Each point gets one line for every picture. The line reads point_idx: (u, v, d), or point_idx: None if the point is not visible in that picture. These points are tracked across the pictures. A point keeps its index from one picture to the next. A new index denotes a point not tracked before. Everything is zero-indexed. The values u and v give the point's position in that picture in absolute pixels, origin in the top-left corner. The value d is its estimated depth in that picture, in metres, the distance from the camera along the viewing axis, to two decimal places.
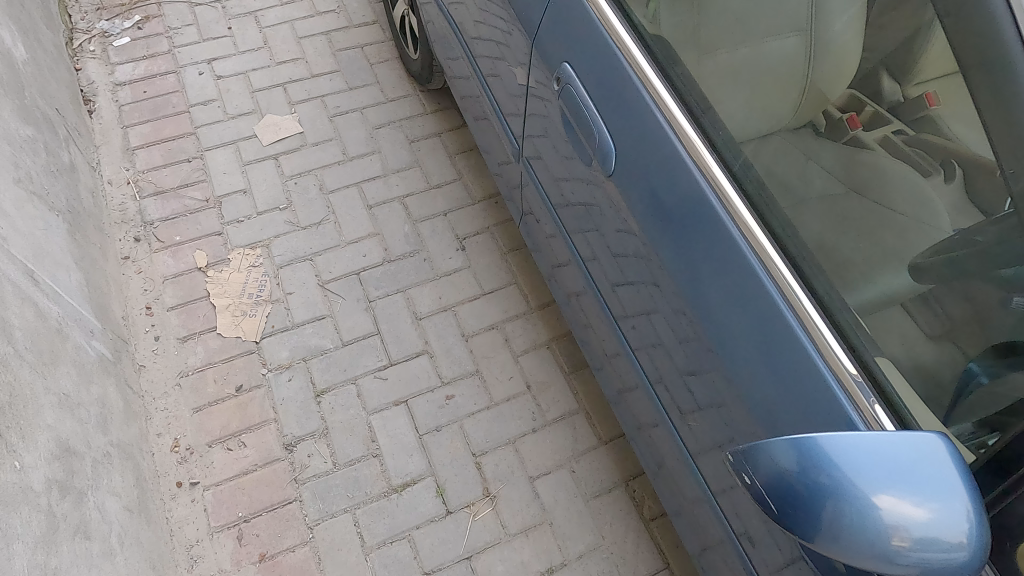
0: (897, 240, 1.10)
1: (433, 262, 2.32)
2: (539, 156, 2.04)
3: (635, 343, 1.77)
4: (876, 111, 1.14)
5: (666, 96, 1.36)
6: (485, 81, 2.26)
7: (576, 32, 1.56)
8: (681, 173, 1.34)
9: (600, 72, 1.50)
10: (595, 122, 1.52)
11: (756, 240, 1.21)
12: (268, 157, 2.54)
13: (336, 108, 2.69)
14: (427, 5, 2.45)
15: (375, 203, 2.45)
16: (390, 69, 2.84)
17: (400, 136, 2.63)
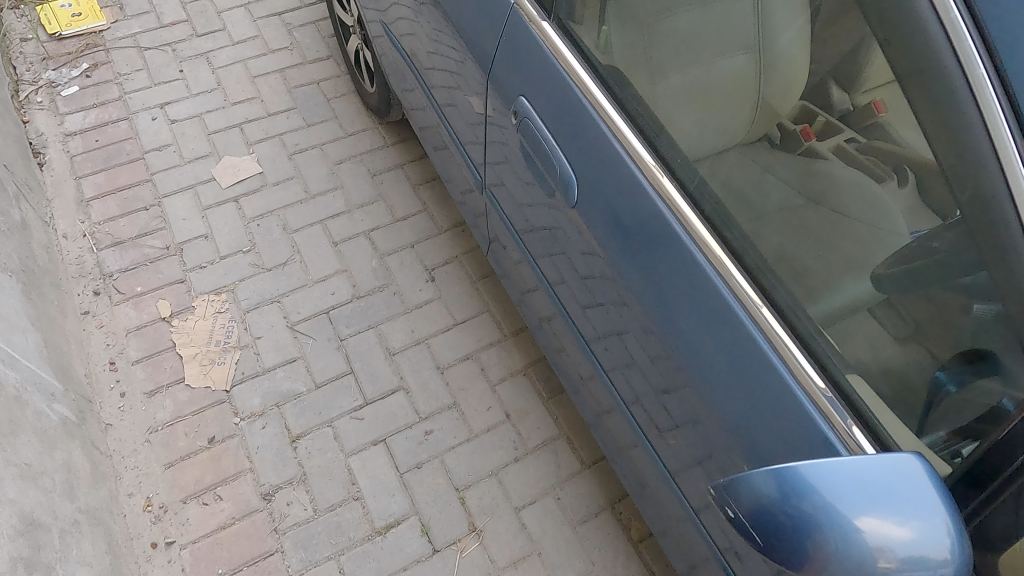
0: (857, 247, 1.14)
1: (402, 295, 2.30)
2: (501, 183, 2.04)
3: (609, 365, 1.77)
4: (828, 121, 1.19)
5: (618, 120, 1.38)
6: (441, 111, 2.26)
7: (529, 62, 1.57)
8: (639, 195, 1.35)
9: (554, 100, 1.51)
10: (553, 150, 1.53)
11: (720, 263, 1.22)
12: (228, 200, 2.50)
13: (295, 145, 2.67)
14: (380, 37, 2.45)
15: (340, 240, 2.42)
16: (348, 104, 2.83)
17: (362, 171, 2.61)
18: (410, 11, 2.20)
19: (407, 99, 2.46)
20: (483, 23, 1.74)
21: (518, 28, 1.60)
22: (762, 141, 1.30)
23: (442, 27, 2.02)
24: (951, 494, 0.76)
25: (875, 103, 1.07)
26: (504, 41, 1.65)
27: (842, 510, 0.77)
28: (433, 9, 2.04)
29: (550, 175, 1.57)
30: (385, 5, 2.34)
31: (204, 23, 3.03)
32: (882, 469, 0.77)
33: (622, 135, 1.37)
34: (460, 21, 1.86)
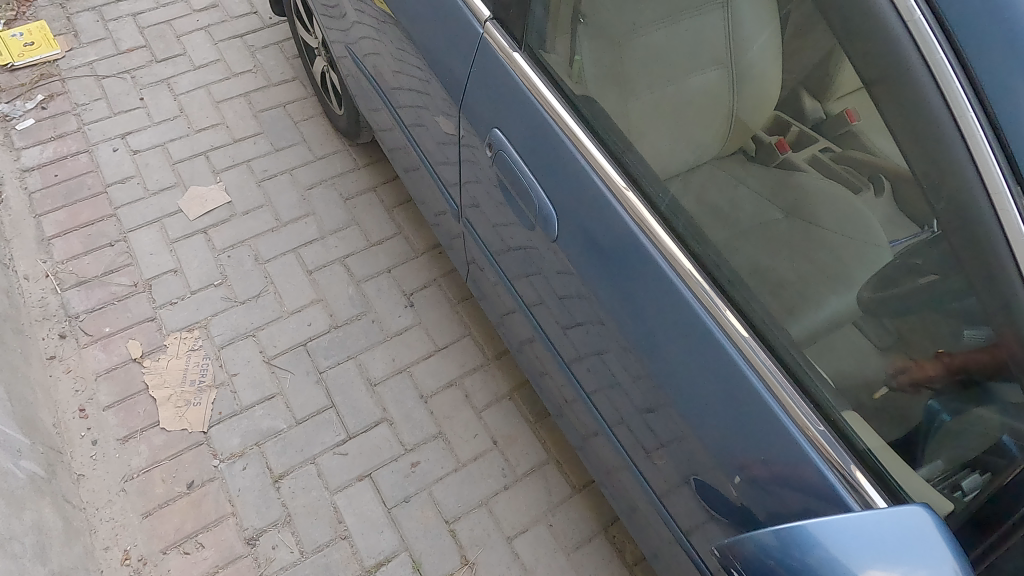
0: (830, 257, 1.11)
1: (381, 322, 2.26)
2: (475, 204, 2.00)
3: (592, 387, 1.75)
4: (801, 130, 1.13)
5: (586, 142, 1.36)
6: (410, 132, 2.22)
7: (494, 88, 1.56)
8: (611, 218, 1.33)
9: (523, 126, 1.48)
10: (524, 176, 1.50)
11: (699, 289, 1.20)
12: (196, 232, 2.43)
13: (264, 172, 2.60)
14: (344, 57, 2.40)
15: (315, 268, 2.37)
16: (316, 126, 2.77)
17: (333, 195, 2.56)
18: (373, 30, 2.15)
19: (375, 119, 2.41)
20: (447, 46, 1.70)
21: (482, 51, 1.58)
22: (737, 154, 1.23)
23: (405, 47, 1.98)
24: (960, 543, 0.73)
25: (846, 113, 0.99)
26: (470, 66, 1.62)
27: (850, 564, 0.77)
28: (395, 28, 2.00)
29: (525, 203, 1.55)
30: (346, 24, 2.29)
31: (163, 48, 2.95)
32: (882, 519, 0.77)
33: (591, 157, 1.35)
34: (423, 42, 1.82)
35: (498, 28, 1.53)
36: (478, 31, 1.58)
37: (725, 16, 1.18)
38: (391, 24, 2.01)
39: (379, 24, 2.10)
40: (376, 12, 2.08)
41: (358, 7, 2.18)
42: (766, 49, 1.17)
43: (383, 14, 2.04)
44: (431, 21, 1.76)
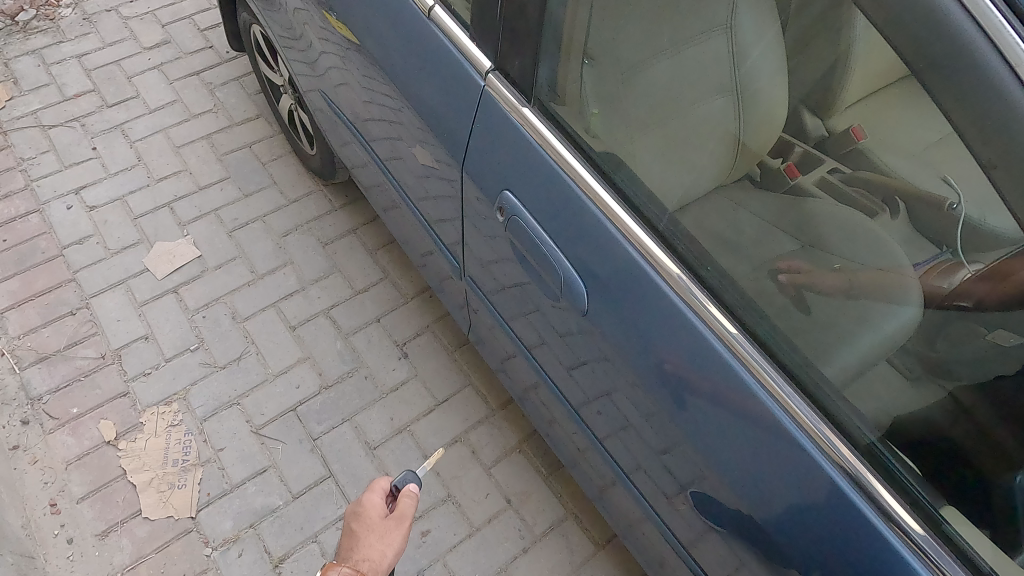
0: (835, 279, 1.07)
1: (375, 378, 2.12)
2: (462, 241, 1.87)
3: (603, 433, 1.63)
4: (807, 151, 1.10)
5: (620, 211, 1.22)
6: (385, 166, 2.08)
7: (495, 140, 1.41)
8: (652, 293, 1.21)
9: (540, 190, 1.34)
10: (543, 243, 1.36)
11: (737, 348, 1.11)
12: (166, 292, 2.25)
13: (234, 221, 2.43)
14: (311, 91, 2.24)
15: (298, 322, 2.21)
16: (286, 166, 2.61)
17: (312, 241, 2.40)
18: (338, 58, 1.99)
19: (346, 155, 2.26)
20: (426, 80, 1.56)
21: (467, 85, 1.44)
22: (741, 181, 1.17)
23: (376, 78, 1.82)
24: None
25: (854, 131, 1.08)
26: (456, 105, 1.49)
27: None
28: (361, 57, 1.84)
29: (543, 270, 1.41)
30: (310, 54, 2.13)
31: (113, 91, 2.75)
32: None
33: (625, 227, 1.22)
34: (394, 72, 1.68)
35: (496, 74, 1.37)
36: (480, 83, 1.40)
37: (729, 39, 1.11)
38: (355, 51, 1.86)
39: (343, 51, 1.94)
40: (339, 39, 1.93)
41: (320, 34, 2.02)
42: (771, 73, 1.12)
43: (346, 41, 1.89)
44: (405, 51, 1.61)
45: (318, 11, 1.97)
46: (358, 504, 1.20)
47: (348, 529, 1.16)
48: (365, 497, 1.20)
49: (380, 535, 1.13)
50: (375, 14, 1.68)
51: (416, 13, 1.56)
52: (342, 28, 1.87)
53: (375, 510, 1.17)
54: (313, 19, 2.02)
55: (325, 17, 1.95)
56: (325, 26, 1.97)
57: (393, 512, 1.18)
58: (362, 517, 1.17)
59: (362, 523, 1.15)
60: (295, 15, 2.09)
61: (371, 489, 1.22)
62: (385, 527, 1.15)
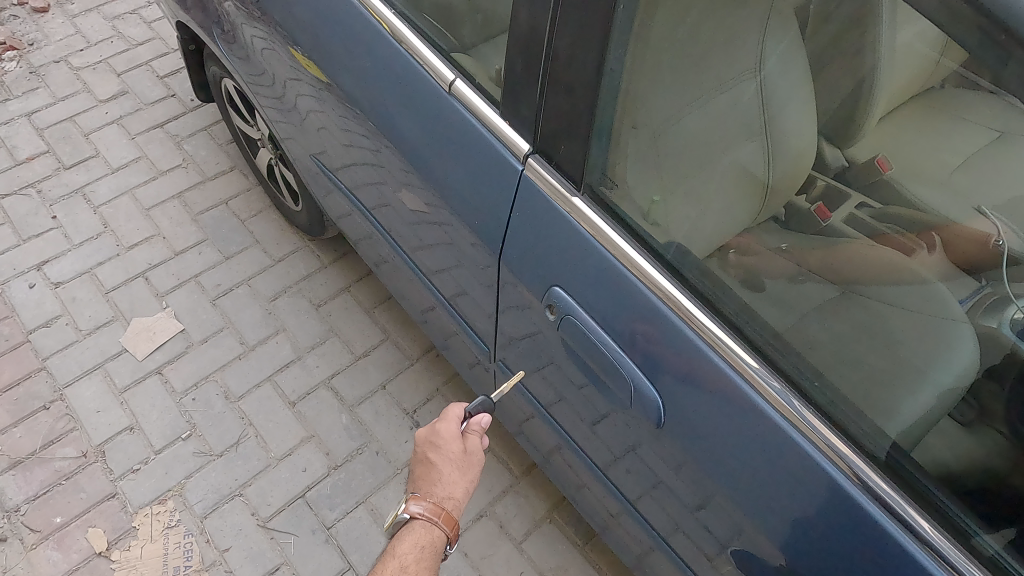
0: (890, 328, 1.03)
1: (387, 452, 1.97)
2: (462, 291, 1.69)
3: (635, 490, 1.50)
4: (830, 186, 1.15)
5: (703, 316, 1.08)
6: (369, 212, 1.91)
7: (534, 226, 1.26)
8: (748, 407, 1.06)
9: (601, 287, 1.19)
10: (607, 348, 1.21)
11: (809, 429, 1.00)
12: (148, 373, 2.07)
13: (216, 287, 2.25)
14: (289, 139, 2.07)
15: (297, 398, 2.05)
16: (267, 221, 2.44)
17: (303, 304, 2.24)
18: (314, 100, 1.81)
19: (330, 206, 2.09)
20: (436, 146, 1.40)
21: (489, 157, 1.29)
22: (770, 222, 1.15)
23: (357, 121, 1.65)
24: None
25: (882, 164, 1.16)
26: (480, 180, 1.33)
27: None
28: (339, 102, 1.67)
29: (603, 371, 1.26)
30: (284, 99, 1.95)
31: (70, 151, 2.54)
32: None
33: (709, 333, 1.07)
34: (382, 118, 1.51)
35: (535, 157, 1.21)
36: (519, 168, 1.24)
37: (758, 84, 1.04)
38: (326, 90, 1.70)
39: (317, 93, 1.77)
40: (311, 79, 1.75)
41: (292, 76, 1.84)
42: (795, 109, 1.09)
43: (317, 81, 1.72)
44: (407, 108, 1.44)
45: (284, 48, 1.78)
46: (432, 434, 1.26)
47: (424, 458, 1.25)
48: (438, 428, 1.26)
49: (457, 471, 1.23)
50: (363, 60, 1.52)
51: (427, 76, 1.38)
52: (311, 65, 1.69)
53: (449, 444, 1.25)
54: (281, 58, 1.83)
55: (292, 55, 1.77)
56: (294, 66, 1.79)
57: (466, 448, 1.25)
58: (438, 449, 1.25)
59: (439, 459, 1.23)
60: (261, 54, 1.91)
61: (442, 420, 1.29)
62: (460, 464, 1.23)
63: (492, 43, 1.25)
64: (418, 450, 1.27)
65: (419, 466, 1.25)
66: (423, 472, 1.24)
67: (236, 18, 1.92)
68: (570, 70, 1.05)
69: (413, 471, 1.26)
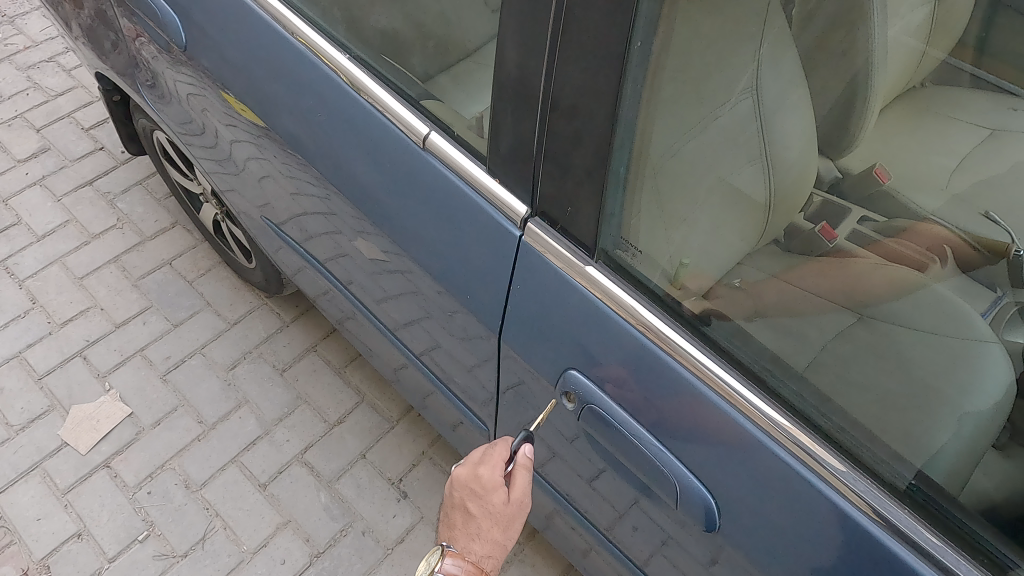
0: (918, 355, 0.92)
1: (374, 530, 1.78)
2: (432, 346, 1.47)
3: (644, 550, 1.29)
4: (827, 201, 1.00)
5: (764, 406, 0.90)
6: (324, 267, 1.73)
7: (541, 302, 1.07)
8: (831, 515, 0.88)
9: (634, 375, 1.00)
10: (643, 443, 1.03)
11: (860, 498, 0.86)
12: (95, 468, 1.84)
13: (166, 360, 2.03)
14: (230, 191, 1.87)
15: (268, 479, 1.84)
16: (217, 280, 2.22)
17: (266, 370, 2.03)
18: (254, 148, 1.62)
19: (283, 260, 1.89)
20: (407, 204, 1.22)
21: (476, 220, 1.11)
22: (768, 245, 1.01)
23: (307, 171, 1.46)
24: None
25: (878, 172, 1.04)
26: (465, 244, 1.14)
27: None
28: (286, 152, 1.48)
29: (632, 463, 1.08)
30: (220, 149, 1.76)
31: None
32: None
33: (773, 426, 0.90)
34: (339, 168, 1.33)
35: (535, 221, 1.03)
36: (516, 235, 1.06)
37: (756, 101, 0.90)
38: (266, 136, 1.51)
39: (256, 139, 1.58)
40: (247, 124, 1.55)
41: (227, 123, 1.64)
42: (790, 126, 0.95)
43: (253, 125, 1.53)
44: (371, 161, 1.25)
45: (215, 93, 1.58)
46: (471, 478, 1.02)
47: (461, 504, 1.02)
48: (479, 473, 1.02)
49: (499, 526, 0.99)
50: (309, 100, 1.33)
51: (394, 129, 1.19)
52: (246, 110, 1.50)
53: (490, 495, 1.00)
54: (212, 103, 1.63)
55: (224, 99, 1.57)
56: (229, 112, 1.59)
57: (510, 498, 1.00)
58: (478, 497, 1.01)
59: (478, 511, 1.00)
60: (189, 100, 1.71)
61: (484, 461, 1.03)
62: (503, 519, 1.00)
63: (469, 59, 1.09)
64: (455, 495, 1.03)
65: (456, 513, 1.03)
66: (460, 523, 1.02)
67: (156, 62, 1.72)
68: (543, 84, 0.89)
69: (449, 516, 1.04)
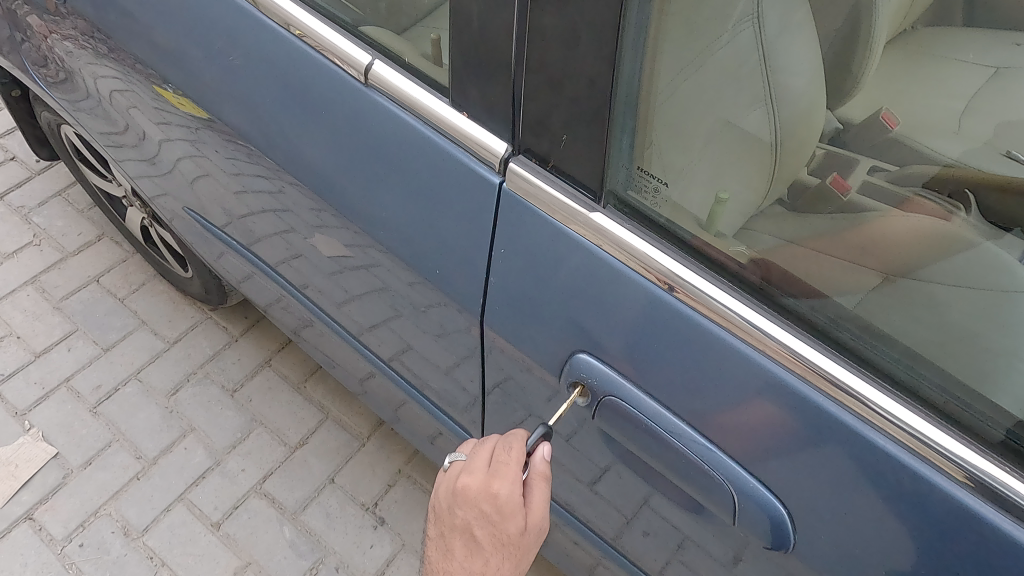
0: (961, 314, 0.73)
1: (348, 566, 1.55)
2: (398, 347, 1.26)
3: (658, 560, 1.08)
4: (833, 153, 0.81)
5: (839, 369, 0.70)
6: (276, 273, 1.48)
7: (538, 268, 0.85)
8: (938, 500, 0.67)
9: (664, 346, 0.78)
10: (677, 435, 0.81)
11: (982, 480, 0.65)
12: (16, 522, 1.58)
13: (95, 391, 1.77)
14: (160, 195, 1.62)
15: (222, 517, 1.59)
16: (153, 294, 1.97)
17: (214, 391, 1.79)
18: (190, 146, 1.38)
19: (223, 265, 1.66)
20: (356, 167, 0.99)
21: (446, 169, 0.88)
22: (773, 206, 0.81)
23: (257, 163, 1.20)
24: None
25: (882, 119, 0.84)
26: (438, 206, 0.91)
27: None
28: (230, 142, 1.22)
29: (662, 464, 0.86)
30: (147, 147, 1.51)
31: None
32: None
33: (848, 394, 0.69)
34: (276, 141, 1.09)
35: (517, 160, 0.81)
36: (496, 180, 0.84)
37: (759, 27, 0.71)
38: (209, 129, 1.26)
39: (193, 133, 1.33)
40: (183, 118, 1.31)
41: (158, 119, 1.40)
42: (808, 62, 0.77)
43: (194, 119, 1.28)
44: (311, 119, 1.02)
45: (144, 85, 1.33)
46: (483, 496, 0.78)
47: (465, 529, 0.79)
48: (494, 491, 0.77)
49: (511, 563, 0.77)
50: (228, 53, 1.10)
51: (337, 69, 0.96)
52: (184, 101, 1.25)
53: (506, 524, 0.76)
54: (141, 100, 1.38)
55: (157, 93, 1.31)
56: (162, 106, 1.34)
57: (528, 525, 0.77)
58: (490, 524, 0.77)
59: (488, 541, 0.77)
60: (113, 98, 1.46)
61: (498, 473, 0.79)
62: (517, 552, 0.77)
63: (429, 18, 0.88)
64: (457, 514, 0.79)
65: (456, 536, 0.80)
66: (462, 552, 0.79)
67: (73, 56, 1.45)
68: None
69: (446, 538, 0.81)
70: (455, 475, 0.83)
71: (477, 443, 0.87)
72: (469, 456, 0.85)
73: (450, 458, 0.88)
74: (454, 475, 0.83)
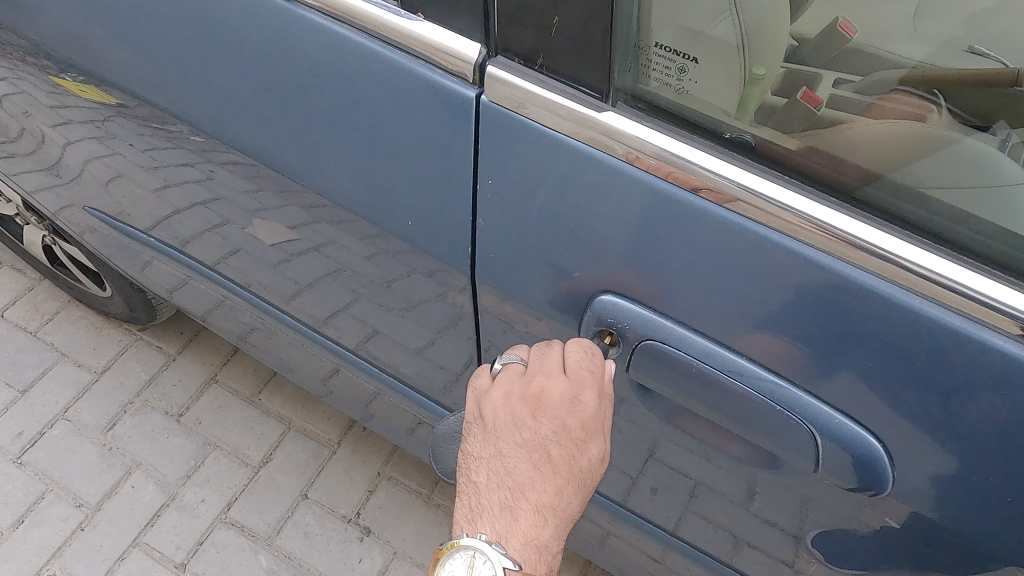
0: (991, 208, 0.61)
1: None
2: (358, 335, 1.10)
3: (668, 517, 0.97)
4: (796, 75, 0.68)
5: (871, 234, 0.59)
6: (219, 280, 1.23)
7: (544, 166, 0.69)
8: (984, 376, 0.59)
9: (678, 245, 0.66)
10: (737, 374, 0.69)
11: None
12: None
13: (17, 440, 1.54)
14: (65, 207, 1.33)
15: (186, 557, 1.42)
16: (70, 322, 1.74)
17: (157, 419, 1.59)
18: (98, 144, 1.14)
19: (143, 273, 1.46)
20: (293, 118, 0.81)
21: (398, 90, 0.72)
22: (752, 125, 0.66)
23: (179, 147, 1.00)
24: None
25: (842, 27, 0.69)
26: (401, 146, 0.75)
27: None
28: (148, 128, 1.01)
29: (720, 414, 0.73)
30: (45, 156, 1.24)
31: None
32: None
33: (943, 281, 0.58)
34: (181, 105, 0.91)
35: (497, 62, 0.67)
36: (473, 94, 0.69)
37: None
38: (120, 116, 1.03)
39: (101, 127, 1.10)
40: (90, 110, 1.07)
41: (56, 119, 1.15)
42: None
43: (101, 108, 1.05)
44: (234, 65, 0.82)
45: (36, 78, 1.09)
46: (568, 406, 0.68)
47: (538, 446, 0.68)
48: (582, 402, 0.68)
49: (583, 495, 0.68)
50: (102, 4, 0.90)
51: None
52: (86, 87, 1.02)
53: (590, 446, 0.69)
54: (33, 98, 1.14)
55: (54, 85, 1.07)
56: (59, 100, 1.10)
57: (603, 451, 0.71)
58: (573, 441, 0.68)
59: (565, 463, 0.68)
60: (4, 102, 1.20)
61: (582, 382, 0.69)
62: (589, 483, 0.69)
63: None
64: (531, 427, 0.68)
65: (523, 455, 0.68)
66: (531, 475, 0.67)
67: None
68: None
69: (507, 457, 0.68)
70: (520, 381, 0.71)
71: (535, 346, 0.75)
72: (530, 360, 0.73)
73: (500, 361, 0.74)
74: (518, 381, 0.71)
